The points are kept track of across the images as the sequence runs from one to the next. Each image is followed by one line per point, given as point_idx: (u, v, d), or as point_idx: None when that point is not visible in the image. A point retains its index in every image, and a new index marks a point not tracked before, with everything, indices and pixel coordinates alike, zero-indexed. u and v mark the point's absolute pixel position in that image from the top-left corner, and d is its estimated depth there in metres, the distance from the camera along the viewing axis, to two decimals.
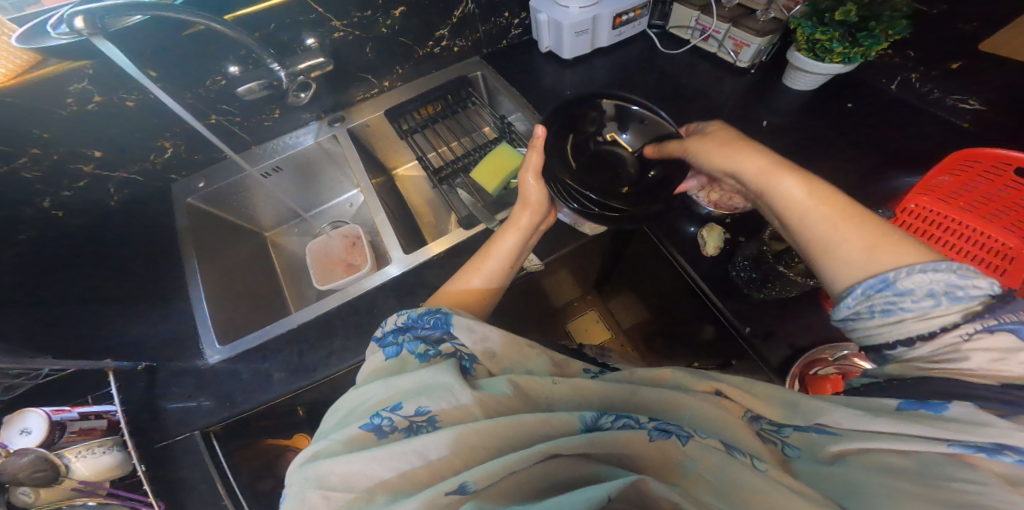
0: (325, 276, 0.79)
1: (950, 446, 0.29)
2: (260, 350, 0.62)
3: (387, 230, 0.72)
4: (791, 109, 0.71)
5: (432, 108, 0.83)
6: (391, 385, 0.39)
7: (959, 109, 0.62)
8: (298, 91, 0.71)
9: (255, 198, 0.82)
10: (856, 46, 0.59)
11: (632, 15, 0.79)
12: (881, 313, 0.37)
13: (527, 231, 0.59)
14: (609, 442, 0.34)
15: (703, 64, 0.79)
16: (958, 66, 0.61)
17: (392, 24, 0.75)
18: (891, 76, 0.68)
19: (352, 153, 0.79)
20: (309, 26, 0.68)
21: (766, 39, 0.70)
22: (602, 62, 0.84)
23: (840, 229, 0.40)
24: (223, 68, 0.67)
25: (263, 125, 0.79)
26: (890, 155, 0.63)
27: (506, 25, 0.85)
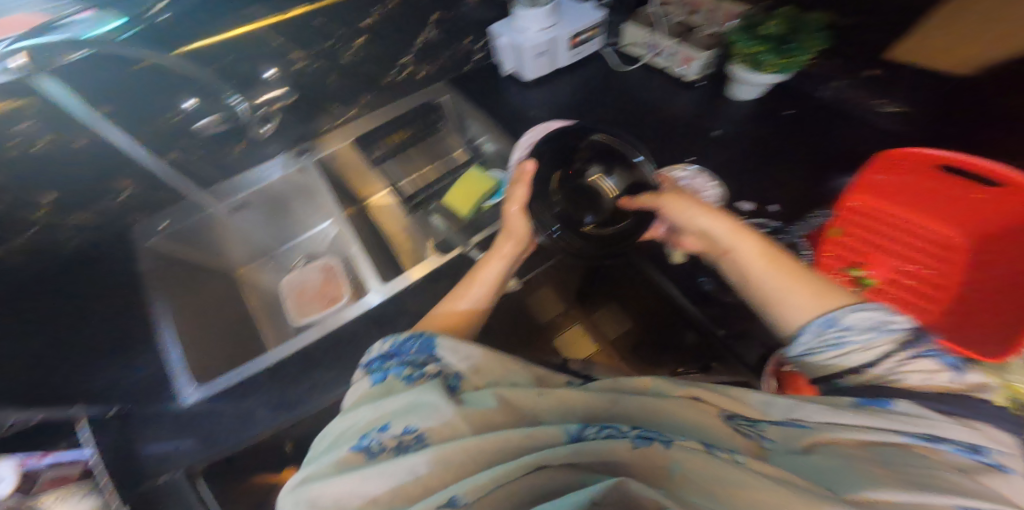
0: (304, 309, 0.79)
1: (905, 436, 0.33)
2: (241, 387, 0.62)
3: (364, 259, 0.73)
4: (742, 118, 0.74)
5: (402, 134, 0.86)
6: (380, 407, 0.38)
7: (885, 113, 0.68)
8: (261, 124, 0.75)
9: (226, 236, 0.83)
10: (784, 57, 0.63)
11: (587, 35, 0.82)
12: (833, 346, 0.39)
13: (512, 258, 0.60)
14: (591, 450, 0.33)
15: (657, 80, 0.83)
16: (879, 74, 0.65)
17: (353, 54, 0.80)
18: (820, 84, 0.72)
19: (322, 183, 0.82)
20: (265, 58, 0.73)
21: (707, 54, 0.73)
22: (564, 81, 0.87)
23: (792, 281, 0.43)
24: (179, 103, 0.72)
25: (227, 157, 0.80)
26: (836, 157, 0.67)
27: (468, 51, 0.87)
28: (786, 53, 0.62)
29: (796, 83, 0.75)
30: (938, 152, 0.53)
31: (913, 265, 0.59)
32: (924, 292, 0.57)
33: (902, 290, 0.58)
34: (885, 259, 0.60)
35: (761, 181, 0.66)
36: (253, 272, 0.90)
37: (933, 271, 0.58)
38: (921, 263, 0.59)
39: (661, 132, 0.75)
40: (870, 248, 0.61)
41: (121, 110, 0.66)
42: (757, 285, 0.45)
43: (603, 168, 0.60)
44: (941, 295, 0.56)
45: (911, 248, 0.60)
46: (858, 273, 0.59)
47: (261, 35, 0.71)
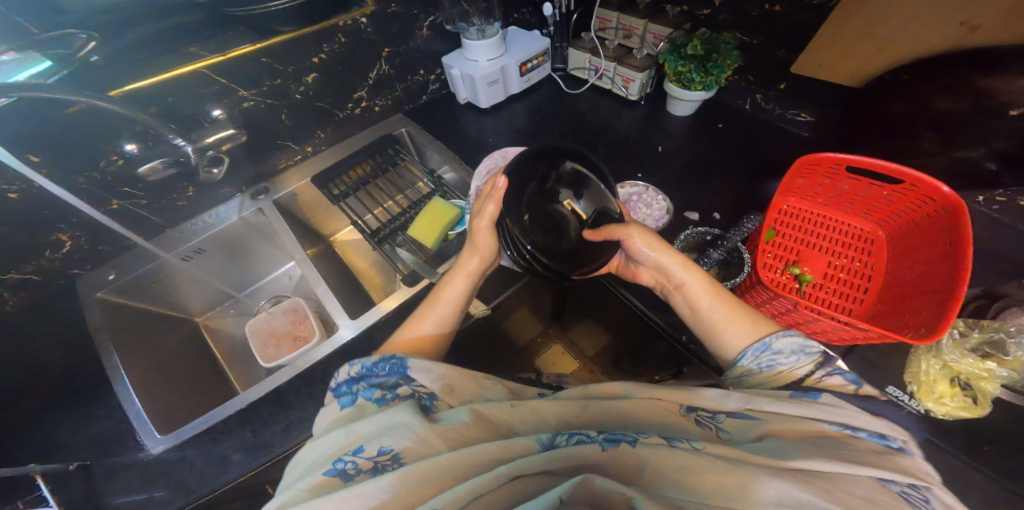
0: (273, 354, 0.77)
1: (831, 425, 0.37)
2: (210, 433, 0.59)
3: (329, 298, 0.72)
4: (678, 132, 0.81)
5: (361, 169, 0.85)
6: (352, 431, 0.38)
7: (797, 121, 0.77)
8: (209, 166, 0.73)
9: (179, 283, 0.79)
10: (709, 75, 0.70)
11: (536, 62, 0.87)
12: (767, 367, 0.47)
13: (475, 275, 0.61)
14: (563, 455, 0.34)
15: (603, 100, 0.88)
16: (785, 86, 0.75)
17: (306, 90, 0.78)
18: (743, 97, 0.81)
19: (280, 227, 0.79)
20: (214, 97, 0.69)
21: (645, 73, 0.80)
22: (518, 106, 0.91)
23: (733, 312, 0.51)
24: (119, 146, 0.66)
25: (175, 205, 0.78)
26: (763, 162, 0.74)
27: (423, 82, 0.91)
28: (710, 71, 0.69)
29: (723, 98, 0.83)
30: (840, 156, 0.59)
31: (843, 259, 0.65)
32: (855, 284, 0.63)
33: (836, 283, 0.63)
34: (818, 256, 0.65)
35: (703, 189, 0.72)
36: (214, 319, 0.87)
37: (860, 264, 0.64)
38: (849, 257, 0.64)
39: (611, 149, 0.80)
40: (804, 248, 0.66)
41: (55, 160, 0.62)
42: (704, 317, 0.53)
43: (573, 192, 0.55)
44: (869, 285, 0.62)
45: (839, 244, 0.66)
46: (796, 271, 0.64)
47: (208, 73, 0.66)
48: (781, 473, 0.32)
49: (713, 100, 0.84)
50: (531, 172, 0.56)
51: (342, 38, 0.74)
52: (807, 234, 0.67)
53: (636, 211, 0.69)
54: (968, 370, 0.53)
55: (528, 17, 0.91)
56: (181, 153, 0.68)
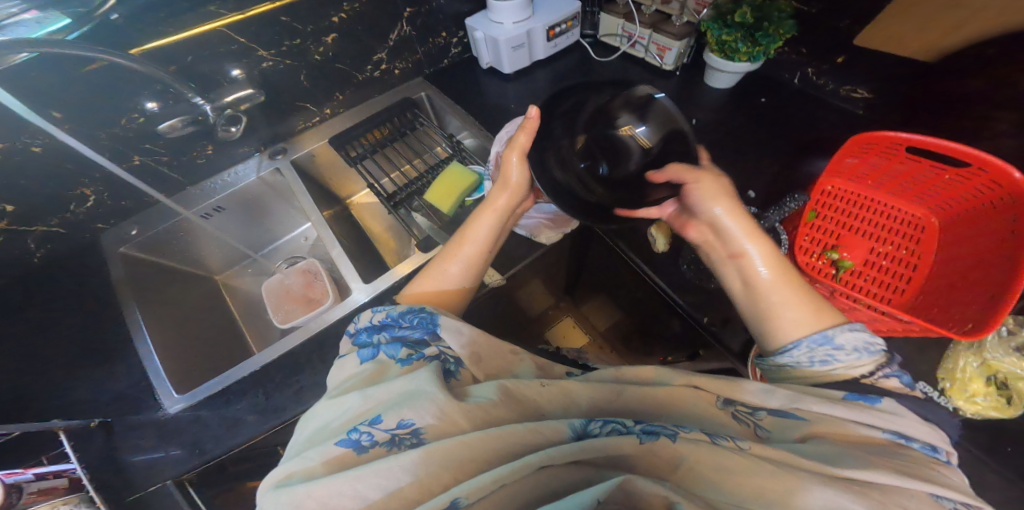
0: (286, 314, 0.77)
1: (885, 432, 0.35)
2: (225, 394, 0.60)
3: (343, 261, 0.70)
4: (715, 106, 0.76)
5: (379, 132, 0.83)
6: (371, 397, 0.37)
7: (851, 98, 0.71)
8: (227, 125, 0.70)
9: (196, 242, 0.80)
10: (757, 46, 0.65)
11: (564, 26, 0.82)
12: (819, 363, 0.41)
13: (502, 213, 0.60)
14: (597, 447, 0.33)
15: (633, 70, 0.84)
16: (841, 60, 0.69)
17: (325, 51, 0.75)
18: (792, 71, 0.76)
19: (297, 186, 0.78)
20: (232, 56, 0.67)
21: (684, 42, 0.75)
22: (543, 74, 0.86)
23: (795, 293, 0.45)
24: (141, 104, 0.65)
25: (197, 163, 0.77)
26: (806, 142, 0.69)
27: (445, 45, 0.87)
28: (760, 41, 0.64)
29: (767, 71, 0.78)
30: (901, 136, 0.54)
31: (888, 246, 0.62)
32: (899, 273, 0.60)
33: (877, 271, 0.61)
34: (860, 242, 0.63)
35: (738, 168, 0.68)
36: (230, 279, 0.88)
37: (907, 252, 0.60)
38: (894, 244, 0.61)
39: None
40: (847, 231, 0.64)
41: (74, 116, 0.61)
42: (760, 298, 0.46)
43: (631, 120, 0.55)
44: (914, 274, 0.59)
45: (886, 229, 0.63)
46: (834, 256, 0.62)
47: (225, 32, 0.64)
48: (834, 481, 0.30)
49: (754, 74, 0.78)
50: (593, 98, 0.58)
51: None
52: (850, 217, 0.65)
53: None
54: (1008, 369, 0.52)
55: None
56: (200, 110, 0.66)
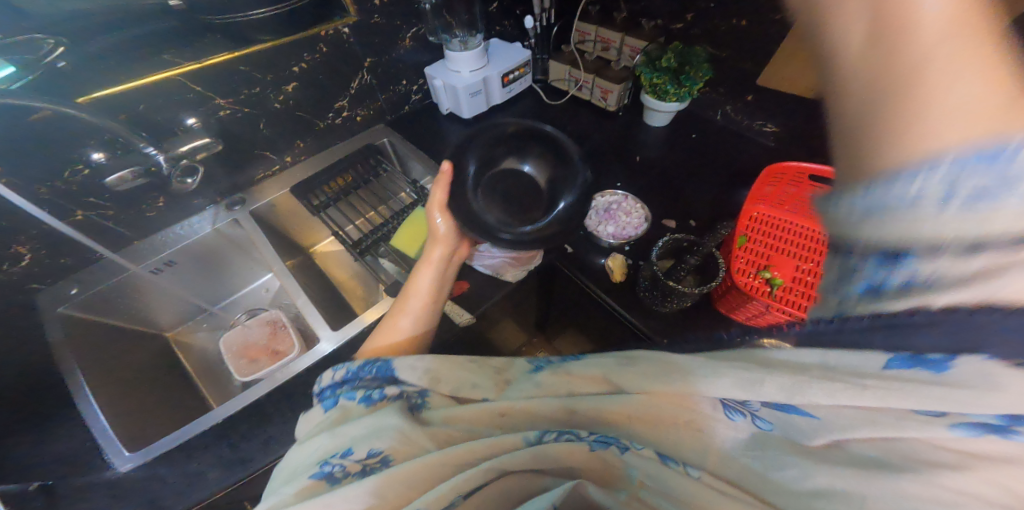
0: (249, 367, 0.74)
1: (952, 428, 0.26)
2: (185, 449, 0.57)
3: (309, 308, 0.69)
4: (655, 143, 0.85)
5: (343, 180, 0.85)
6: (339, 434, 0.38)
7: (762, 131, 0.82)
8: (183, 177, 0.66)
9: (144, 298, 0.75)
10: (684, 87, 0.74)
11: (517, 73, 0.89)
12: (967, 199, 0.25)
13: (439, 263, 0.63)
14: (551, 455, 0.35)
15: (582, 111, 0.93)
16: (752, 98, 0.79)
17: (285, 99, 0.76)
18: (714, 109, 0.86)
19: (258, 237, 0.77)
20: (189, 105, 0.67)
21: (623, 85, 0.83)
22: (500, 117, 0.93)
23: (963, 45, 0.24)
24: (85, 154, 0.62)
25: (145, 216, 0.75)
26: (735, 173, 0.79)
27: (405, 92, 0.91)
28: (685, 83, 0.73)
29: (696, 110, 0.89)
30: (802, 166, 0.67)
31: (809, 264, 0.64)
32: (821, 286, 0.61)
33: (804, 286, 0.62)
34: (788, 262, 0.64)
35: (675, 201, 0.76)
36: (182, 335, 0.83)
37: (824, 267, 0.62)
38: (815, 262, 0.64)
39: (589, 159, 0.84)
40: (774, 254, 0.65)
41: (14, 168, 0.59)
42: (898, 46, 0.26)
43: (522, 158, 0.73)
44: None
45: (805, 249, 0.65)
46: (767, 275, 0.62)
47: (183, 80, 0.64)
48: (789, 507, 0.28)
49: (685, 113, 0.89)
50: None
51: (324, 47, 0.73)
52: (776, 241, 0.67)
53: (617, 219, 0.73)
54: None
55: (509, 30, 0.94)
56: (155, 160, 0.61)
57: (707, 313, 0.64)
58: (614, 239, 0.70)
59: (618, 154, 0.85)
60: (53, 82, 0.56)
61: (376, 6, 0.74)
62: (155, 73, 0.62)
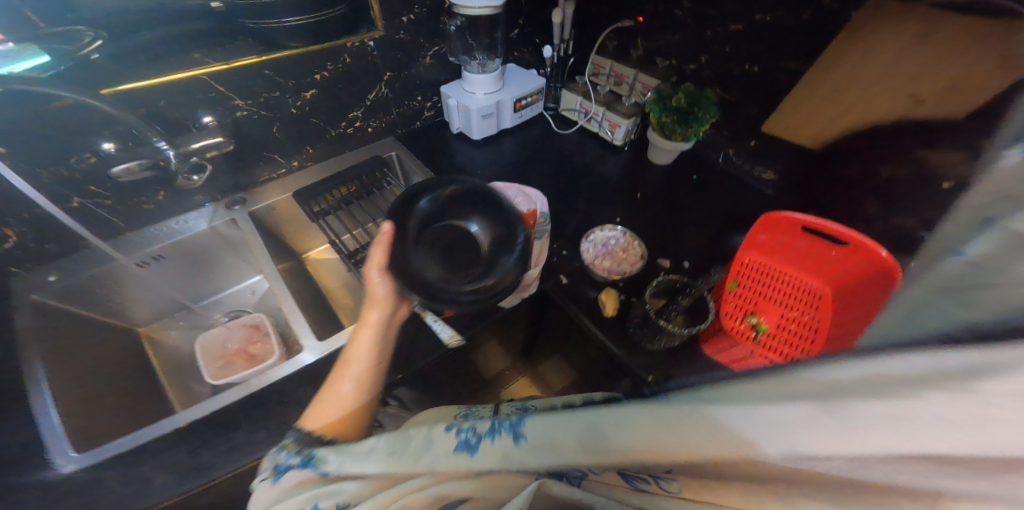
0: (223, 371, 0.71)
1: None
2: (140, 451, 0.53)
3: (296, 315, 0.66)
4: (656, 179, 0.87)
5: (346, 189, 0.81)
6: (307, 501, 0.38)
7: (762, 178, 0.84)
8: (190, 173, 0.67)
9: (125, 292, 0.72)
10: (691, 128, 0.76)
11: (530, 99, 0.91)
12: None
13: (380, 327, 0.59)
14: (510, 485, 0.35)
15: (589, 142, 0.94)
16: (754, 144, 0.82)
17: (303, 105, 0.75)
18: (717, 152, 0.89)
19: (253, 239, 0.74)
20: (208, 104, 0.64)
21: (632, 121, 0.86)
22: (508, 141, 0.94)
23: None
24: (96, 145, 0.61)
25: (142, 209, 0.72)
26: (733, 216, 0.81)
27: (419, 108, 0.91)
28: (692, 124, 0.75)
29: (700, 151, 0.92)
30: (798, 216, 0.61)
31: (795, 312, 0.63)
32: (804, 335, 0.60)
33: (787, 333, 0.61)
34: (773, 308, 0.64)
35: (673, 239, 0.77)
36: (155, 332, 0.78)
37: (809, 317, 0.62)
38: (800, 310, 0.63)
39: (594, 190, 0.86)
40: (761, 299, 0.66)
41: (21, 150, 0.57)
42: None
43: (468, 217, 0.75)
44: (817, 335, 0.59)
45: (792, 298, 0.64)
46: (753, 320, 0.62)
47: (206, 79, 0.62)
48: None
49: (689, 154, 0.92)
50: None
51: (347, 58, 0.73)
52: (764, 287, 0.66)
53: (612, 256, 0.73)
54: None
55: (527, 57, 0.97)
56: (164, 157, 0.60)
57: (693, 354, 0.63)
58: (609, 274, 0.70)
59: (621, 189, 0.86)
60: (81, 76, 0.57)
61: (402, 23, 0.76)
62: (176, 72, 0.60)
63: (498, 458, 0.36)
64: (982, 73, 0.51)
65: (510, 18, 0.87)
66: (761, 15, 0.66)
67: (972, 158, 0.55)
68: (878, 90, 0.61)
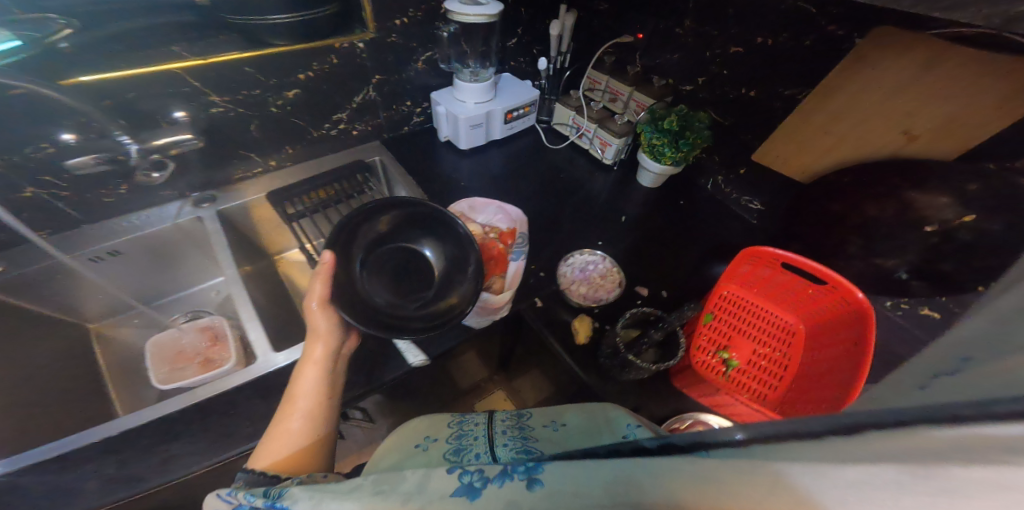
0: (173, 374, 0.66)
1: None
2: (66, 459, 0.50)
3: (252, 322, 0.63)
4: (640, 202, 0.87)
5: (325, 192, 0.78)
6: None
7: (749, 208, 0.84)
8: (150, 170, 0.63)
9: (77, 288, 0.66)
10: (680, 151, 0.75)
11: (522, 111, 0.89)
12: None
13: (325, 361, 0.57)
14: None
15: (579, 158, 0.94)
16: (743, 172, 0.81)
17: (283, 105, 0.71)
18: (707, 178, 0.89)
19: (219, 239, 0.70)
20: (180, 98, 0.61)
21: (623, 140, 0.85)
22: (496, 152, 0.92)
23: None
24: (54, 134, 0.55)
25: (101, 202, 0.67)
26: (715, 247, 0.81)
27: (408, 113, 0.88)
28: (681, 148, 0.74)
29: (690, 175, 0.91)
30: (779, 253, 0.66)
31: (766, 348, 0.70)
32: (772, 372, 0.69)
33: (757, 369, 0.70)
34: (745, 343, 0.72)
35: (652, 267, 0.77)
36: (108, 328, 0.72)
37: (780, 354, 0.69)
38: (772, 347, 0.70)
39: (579, 209, 0.85)
40: (736, 334, 0.72)
41: None
42: None
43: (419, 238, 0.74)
44: (785, 374, 0.68)
45: (766, 334, 0.72)
46: (724, 356, 0.70)
47: (179, 73, 0.58)
48: None
49: (678, 179, 0.92)
50: None
51: (335, 59, 0.70)
52: (740, 322, 0.73)
53: (591, 281, 0.73)
54: None
55: (523, 67, 0.95)
56: (124, 151, 0.58)
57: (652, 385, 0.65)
58: (584, 301, 0.70)
59: (607, 209, 0.87)
60: (39, 66, 0.53)
61: (395, 26, 0.73)
62: (136, 67, 0.56)
63: (506, 501, 0.31)
64: (978, 113, 0.51)
65: (507, 27, 0.86)
66: (762, 38, 0.65)
67: (957, 205, 0.55)
68: (872, 121, 0.60)
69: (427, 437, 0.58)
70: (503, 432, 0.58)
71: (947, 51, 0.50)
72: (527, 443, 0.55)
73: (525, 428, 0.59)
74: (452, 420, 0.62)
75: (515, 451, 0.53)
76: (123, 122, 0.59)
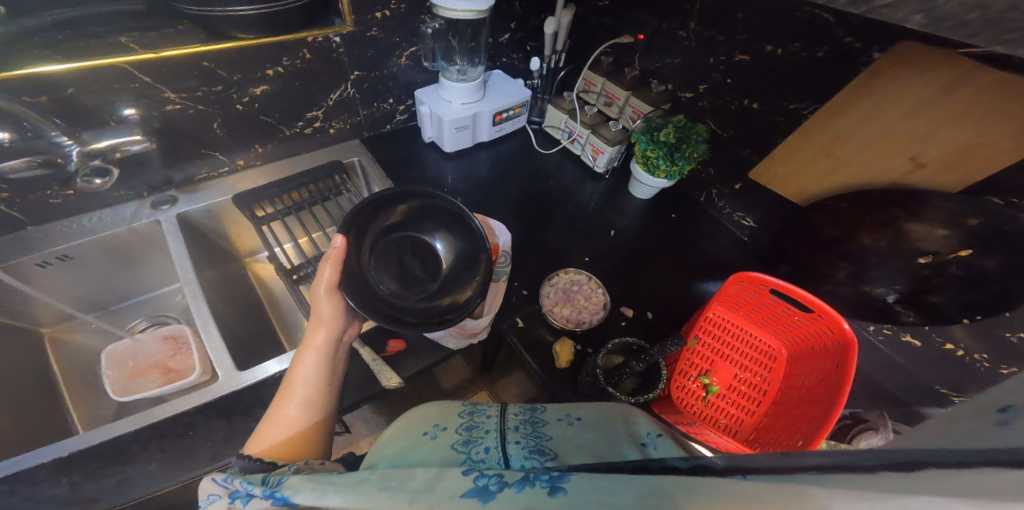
0: (132, 386, 0.63)
1: None
2: (15, 481, 0.48)
3: (210, 332, 0.61)
4: (630, 214, 0.84)
5: (298, 194, 0.75)
6: None
7: (741, 224, 0.81)
8: (92, 176, 0.58)
9: (29, 300, 0.63)
10: (674, 165, 0.71)
11: (512, 112, 0.84)
12: None
13: (326, 348, 0.57)
14: None
15: (570, 165, 0.91)
16: (738, 188, 0.78)
17: (250, 102, 0.67)
18: (700, 191, 0.85)
19: (178, 243, 0.67)
20: (130, 95, 0.58)
21: (616, 148, 0.81)
22: (483, 155, 0.89)
23: None
24: None
25: (48, 204, 0.63)
26: (704, 264, 0.79)
27: (390, 111, 0.84)
28: (676, 162, 0.70)
29: (684, 187, 0.88)
30: (769, 280, 0.63)
31: (747, 373, 0.68)
32: (751, 397, 0.67)
33: (736, 395, 0.68)
34: (726, 367, 0.70)
35: (636, 287, 0.76)
36: (63, 333, 0.69)
37: (760, 379, 0.67)
38: (753, 372, 0.68)
39: (566, 219, 0.83)
40: (717, 358, 0.71)
41: None
42: None
43: (434, 231, 0.71)
44: (763, 399, 0.66)
45: (748, 358, 0.69)
46: (705, 380, 0.70)
47: (128, 69, 0.55)
48: None
49: (671, 191, 0.89)
50: None
51: (307, 53, 0.66)
52: (722, 345, 0.71)
53: (574, 303, 0.71)
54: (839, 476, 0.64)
55: (514, 63, 0.91)
56: (61, 153, 0.56)
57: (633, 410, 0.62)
58: (567, 323, 0.68)
59: (595, 220, 0.84)
60: None
61: (375, 19, 0.68)
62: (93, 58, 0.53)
63: (526, 504, 0.29)
64: (988, 140, 0.47)
65: (498, 24, 0.81)
66: (773, 47, 0.60)
67: (959, 236, 0.51)
68: (877, 146, 0.56)
69: (435, 426, 0.55)
70: (515, 427, 0.53)
71: (971, 72, 0.46)
72: (541, 440, 0.50)
73: (539, 424, 0.55)
74: (462, 410, 0.58)
75: (528, 449, 0.48)
76: (59, 121, 0.56)
